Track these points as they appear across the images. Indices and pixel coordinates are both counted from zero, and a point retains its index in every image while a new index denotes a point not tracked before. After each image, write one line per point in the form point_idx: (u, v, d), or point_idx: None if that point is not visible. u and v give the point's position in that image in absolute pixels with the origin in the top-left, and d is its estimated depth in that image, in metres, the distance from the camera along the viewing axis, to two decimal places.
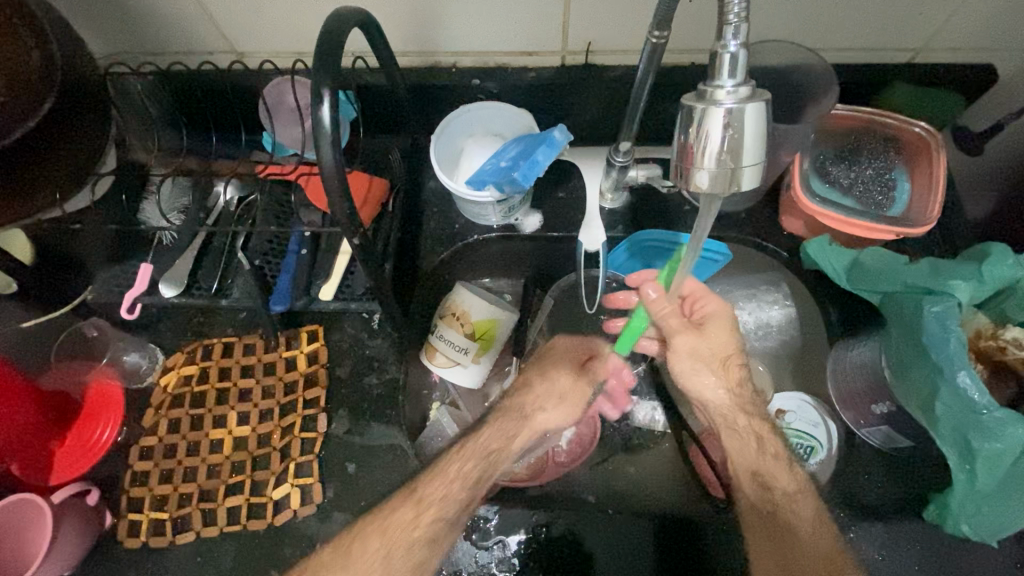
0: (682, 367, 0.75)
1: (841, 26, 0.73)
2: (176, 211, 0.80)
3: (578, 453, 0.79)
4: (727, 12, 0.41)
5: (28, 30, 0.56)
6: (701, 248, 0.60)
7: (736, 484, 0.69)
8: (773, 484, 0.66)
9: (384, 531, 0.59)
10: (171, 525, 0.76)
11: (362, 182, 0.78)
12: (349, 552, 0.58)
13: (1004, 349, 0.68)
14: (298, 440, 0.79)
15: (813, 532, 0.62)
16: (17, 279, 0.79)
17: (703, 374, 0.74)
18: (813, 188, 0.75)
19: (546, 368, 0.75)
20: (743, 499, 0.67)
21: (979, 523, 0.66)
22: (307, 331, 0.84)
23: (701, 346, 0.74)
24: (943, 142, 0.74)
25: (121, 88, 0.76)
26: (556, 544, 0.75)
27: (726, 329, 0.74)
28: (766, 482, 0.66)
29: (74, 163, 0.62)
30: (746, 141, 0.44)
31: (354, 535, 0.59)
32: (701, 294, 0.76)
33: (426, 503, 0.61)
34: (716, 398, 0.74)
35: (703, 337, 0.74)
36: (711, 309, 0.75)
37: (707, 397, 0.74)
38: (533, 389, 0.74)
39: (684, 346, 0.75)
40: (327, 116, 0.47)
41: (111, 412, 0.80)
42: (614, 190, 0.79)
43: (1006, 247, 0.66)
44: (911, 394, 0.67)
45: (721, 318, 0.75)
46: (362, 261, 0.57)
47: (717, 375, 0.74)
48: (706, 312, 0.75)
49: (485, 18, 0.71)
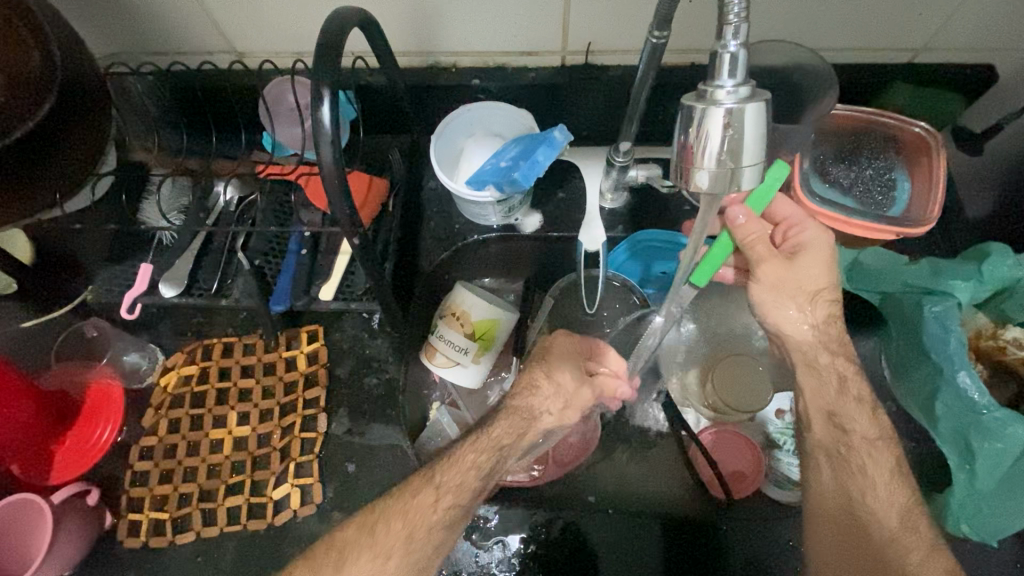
0: (767, 295, 0.69)
1: (841, 26, 0.73)
2: (176, 211, 0.80)
3: (575, 455, 0.78)
4: (727, 12, 0.41)
5: (28, 30, 0.56)
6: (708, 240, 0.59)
7: (807, 422, 0.68)
8: (851, 427, 0.64)
9: (379, 540, 0.56)
10: (171, 525, 0.76)
11: (363, 180, 0.78)
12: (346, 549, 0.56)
13: (1004, 349, 0.67)
14: (298, 440, 0.79)
15: (887, 492, 0.59)
16: (16, 280, 0.80)
17: (787, 308, 0.69)
18: (814, 188, 0.75)
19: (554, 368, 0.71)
20: (812, 438, 0.66)
21: (980, 523, 0.64)
22: (308, 331, 0.85)
23: (789, 280, 0.69)
24: (943, 142, 0.74)
25: (121, 87, 0.76)
26: (556, 543, 0.76)
27: (821, 260, 0.69)
28: (842, 425, 0.65)
29: (74, 162, 0.62)
30: (746, 141, 0.44)
31: (377, 516, 0.58)
32: (798, 222, 0.70)
33: (426, 507, 0.58)
34: (797, 331, 0.70)
35: (797, 266, 0.68)
36: (806, 238, 0.69)
37: (786, 331, 0.70)
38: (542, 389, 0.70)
39: (772, 277, 0.69)
40: (327, 116, 0.47)
41: (111, 411, 0.79)
42: (614, 189, 0.79)
43: (1006, 247, 0.66)
44: (913, 394, 0.68)
45: (823, 247, 0.69)
46: (362, 261, 0.57)
47: (803, 309, 0.69)
48: (804, 242, 0.69)
49: (485, 18, 0.71)
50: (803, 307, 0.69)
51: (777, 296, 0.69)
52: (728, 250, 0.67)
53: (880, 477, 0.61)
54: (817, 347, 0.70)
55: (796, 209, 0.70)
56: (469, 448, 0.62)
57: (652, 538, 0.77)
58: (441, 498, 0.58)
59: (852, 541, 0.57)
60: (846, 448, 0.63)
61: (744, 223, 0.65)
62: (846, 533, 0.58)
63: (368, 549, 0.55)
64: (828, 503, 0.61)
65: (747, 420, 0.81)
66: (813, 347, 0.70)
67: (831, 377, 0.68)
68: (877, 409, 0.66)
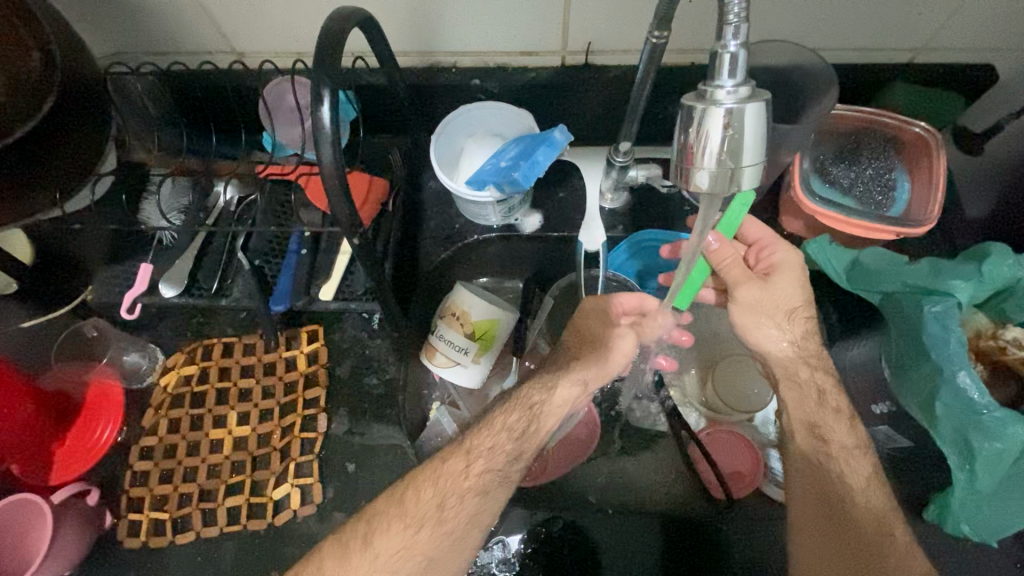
0: (744, 316, 0.69)
1: (841, 27, 0.73)
2: (175, 211, 0.79)
3: (578, 453, 0.79)
4: (726, 12, 0.41)
5: (29, 31, 0.57)
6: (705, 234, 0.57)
7: (789, 435, 0.68)
8: (830, 437, 0.65)
9: (410, 509, 0.58)
10: (171, 525, 0.76)
11: (362, 181, 0.79)
12: (348, 553, 0.56)
13: (1004, 349, 0.66)
14: (298, 440, 0.79)
15: (868, 489, 0.61)
16: (17, 280, 0.79)
17: (767, 327, 0.69)
18: (813, 188, 0.75)
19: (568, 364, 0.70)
20: (796, 448, 0.67)
21: (980, 522, 0.64)
22: (307, 331, 0.84)
23: (769, 298, 0.68)
24: (943, 142, 0.74)
25: (121, 87, 0.75)
26: (557, 543, 0.76)
27: (795, 279, 0.69)
28: (823, 436, 0.65)
29: (75, 162, 0.62)
30: (746, 141, 0.44)
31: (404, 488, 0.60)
32: (769, 242, 0.71)
33: (459, 471, 0.60)
34: (777, 349, 0.70)
35: (773, 286, 0.68)
36: (778, 258, 0.70)
37: (766, 350, 0.70)
38: (556, 382, 0.69)
39: (749, 297, 0.68)
40: (327, 116, 0.47)
41: (111, 411, 0.79)
42: (614, 189, 0.80)
43: (1006, 247, 0.66)
44: (912, 393, 0.68)
45: (794, 268, 0.69)
46: (362, 261, 0.57)
47: (782, 327, 0.69)
48: (776, 262, 0.70)
49: (486, 18, 0.71)
50: (783, 326, 0.69)
51: (754, 315, 0.69)
52: (706, 273, 0.68)
53: (858, 483, 0.61)
54: (798, 361, 0.69)
55: (764, 230, 0.71)
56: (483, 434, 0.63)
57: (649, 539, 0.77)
58: (470, 466, 0.61)
59: (836, 541, 0.58)
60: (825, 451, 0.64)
61: (718, 249, 0.66)
62: (832, 531, 0.59)
63: (378, 549, 0.56)
64: (809, 499, 0.62)
65: (747, 420, 0.80)
66: (794, 362, 0.70)
67: (811, 391, 0.68)
68: (854, 418, 0.67)
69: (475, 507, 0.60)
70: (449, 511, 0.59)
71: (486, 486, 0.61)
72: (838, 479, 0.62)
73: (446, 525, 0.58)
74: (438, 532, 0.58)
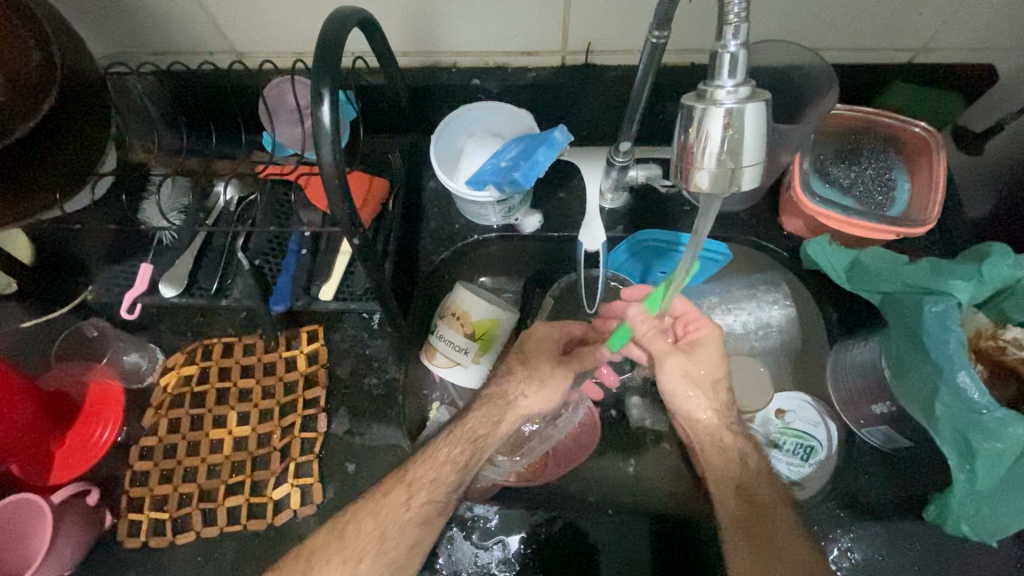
0: (670, 385, 0.75)
1: (842, 26, 0.73)
2: (176, 211, 0.80)
3: (578, 454, 0.79)
4: (727, 12, 0.41)
5: (29, 31, 0.57)
6: (701, 249, 0.61)
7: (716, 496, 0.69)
8: (756, 494, 0.67)
9: (350, 542, 0.62)
10: (171, 525, 0.76)
11: (363, 180, 0.79)
12: None
13: (1004, 349, 0.67)
14: (298, 440, 0.79)
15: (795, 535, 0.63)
16: (17, 280, 0.79)
17: (693, 395, 0.74)
18: (813, 188, 0.75)
19: (532, 362, 0.76)
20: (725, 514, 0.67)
21: (979, 523, 0.65)
22: (307, 331, 0.84)
23: (697, 366, 0.74)
24: (943, 142, 0.74)
25: (121, 87, 0.76)
26: (558, 545, 0.75)
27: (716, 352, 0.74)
28: (749, 495, 0.67)
29: (74, 162, 0.62)
30: (747, 141, 0.44)
31: (346, 519, 0.63)
32: (695, 316, 0.75)
33: (400, 503, 0.64)
34: (702, 415, 0.74)
35: (696, 357, 0.74)
36: (703, 332, 0.75)
37: (693, 418, 0.74)
38: (517, 374, 0.75)
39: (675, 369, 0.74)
40: (327, 115, 0.47)
41: (111, 412, 0.80)
42: (614, 189, 0.79)
43: (1007, 247, 0.66)
44: (909, 393, 0.67)
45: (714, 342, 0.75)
46: (362, 261, 0.57)
47: (706, 396, 0.74)
48: (698, 332, 0.75)
49: (486, 18, 0.71)
50: (704, 391, 0.74)
51: (677, 381, 0.74)
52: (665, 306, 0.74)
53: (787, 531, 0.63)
54: (724, 423, 0.73)
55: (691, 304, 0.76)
56: (440, 446, 0.68)
57: (654, 542, 0.76)
58: (411, 499, 0.64)
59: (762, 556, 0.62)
60: (739, 472, 0.69)
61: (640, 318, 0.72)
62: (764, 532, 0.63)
63: None
64: (735, 503, 0.67)
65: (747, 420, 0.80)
66: (718, 430, 0.73)
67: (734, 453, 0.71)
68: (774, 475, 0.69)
69: (415, 536, 0.64)
70: (391, 542, 0.63)
71: (428, 515, 0.65)
72: (760, 487, 0.68)
73: (387, 555, 0.63)
74: (381, 559, 0.62)
